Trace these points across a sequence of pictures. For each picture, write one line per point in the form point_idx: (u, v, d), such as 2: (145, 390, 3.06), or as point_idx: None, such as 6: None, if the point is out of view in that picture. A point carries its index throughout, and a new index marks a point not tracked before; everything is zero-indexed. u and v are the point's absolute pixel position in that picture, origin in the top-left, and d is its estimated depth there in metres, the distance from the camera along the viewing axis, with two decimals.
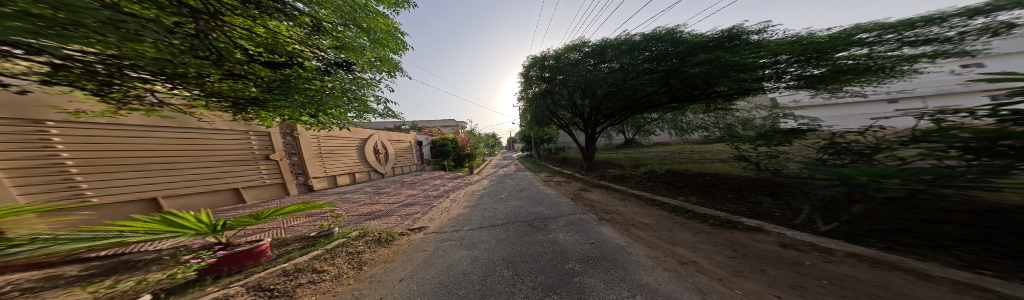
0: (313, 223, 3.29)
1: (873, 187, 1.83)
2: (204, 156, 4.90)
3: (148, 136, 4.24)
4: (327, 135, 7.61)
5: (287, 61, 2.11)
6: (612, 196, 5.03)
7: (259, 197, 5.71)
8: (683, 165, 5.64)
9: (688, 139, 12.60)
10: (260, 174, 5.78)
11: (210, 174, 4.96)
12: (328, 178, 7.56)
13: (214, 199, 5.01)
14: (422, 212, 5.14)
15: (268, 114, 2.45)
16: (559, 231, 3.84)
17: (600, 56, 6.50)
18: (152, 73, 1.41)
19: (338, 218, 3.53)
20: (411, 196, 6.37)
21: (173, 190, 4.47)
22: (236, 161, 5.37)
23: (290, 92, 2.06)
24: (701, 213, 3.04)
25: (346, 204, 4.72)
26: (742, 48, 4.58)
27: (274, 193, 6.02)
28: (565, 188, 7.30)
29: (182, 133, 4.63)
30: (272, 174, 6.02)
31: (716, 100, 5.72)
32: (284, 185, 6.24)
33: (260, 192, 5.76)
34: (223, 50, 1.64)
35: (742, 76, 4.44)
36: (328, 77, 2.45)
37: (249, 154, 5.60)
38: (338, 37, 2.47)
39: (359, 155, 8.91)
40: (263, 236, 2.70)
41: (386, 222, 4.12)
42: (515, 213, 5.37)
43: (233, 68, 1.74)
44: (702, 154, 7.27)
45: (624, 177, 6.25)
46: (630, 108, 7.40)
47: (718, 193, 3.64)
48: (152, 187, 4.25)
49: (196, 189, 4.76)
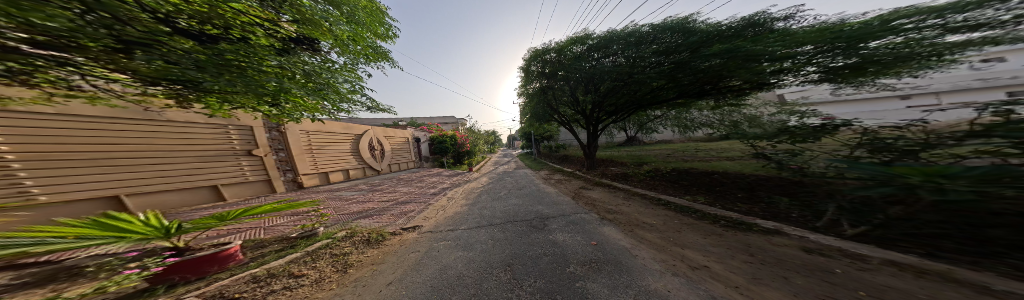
0: (296, 223, 3.08)
1: (927, 188, 1.56)
2: (177, 151, 4.68)
3: (110, 129, 3.97)
4: (317, 128, 7.41)
5: (224, 34, 1.79)
6: (614, 195, 4.86)
7: (241, 194, 5.56)
8: (688, 163, 5.48)
9: (692, 136, 12.30)
10: (242, 171, 5.65)
11: (182, 171, 4.74)
12: (320, 174, 7.39)
13: (189, 196, 4.81)
14: (417, 211, 4.97)
15: (217, 101, 2.07)
16: (559, 232, 3.72)
17: (605, 49, 6.26)
18: (29, 45, 1.04)
19: (325, 218, 3.35)
20: (407, 193, 6.18)
21: (145, 186, 4.29)
22: (213, 156, 5.20)
23: (217, 70, 1.63)
24: (709, 214, 2.84)
25: (338, 200, 4.56)
26: (763, 37, 4.23)
27: (261, 191, 5.91)
28: (565, 186, 7.13)
29: (149, 127, 4.37)
30: (256, 171, 5.89)
31: (726, 95, 5.50)
32: (269, 182, 6.12)
33: (244, 189, 5.62)
34: (116, 10, 1.22)
35: (762, 67, 4.13)
36: (280, 58, 2.12)
37: (224, 149, 5.39)
38: (301, 9, 2.25)
39: (353, 151, 8.75)
40: (240, 237, 2.51)
41: (378, 221, 3.94)
42: (514, 211, 5.22)
43: (143, 37, 1.35)
44: (706, 153, 7.07)
45: (626, 176, 6.04)
46: (633, 103, 7.17)
47: (726, 193, 3.45)
48: (114, 184, 3.99)
49: (171, 186, 4.59)
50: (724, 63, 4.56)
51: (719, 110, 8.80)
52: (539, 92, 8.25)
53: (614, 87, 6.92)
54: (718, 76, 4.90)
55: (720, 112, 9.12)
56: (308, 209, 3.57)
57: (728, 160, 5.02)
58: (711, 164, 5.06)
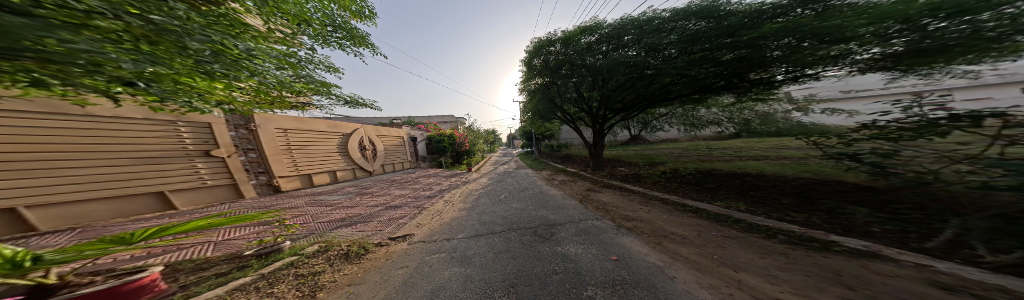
0: (253, 237, 2.47)
1: None
2: (110, 153, 3.72)
3: (8, 125, 2.93)
4: (298, 124, 6.86)
5: None
6: (628, 198, 4.40)
7: (200, 200, 4.71)
8: (707, 163, 5.03)
9: (698, 134, 11.92)
10: (200, 175, 4.71)
11: (119, 175, 3.79)
12: (301, 177, 6.77)
13: (132, 204, 3.90)
14: (410, 216, 4.49)
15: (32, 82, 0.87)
16: (569, 242, 3.26)
17: (616, 40, 5.86)
18: None
19: (291, 230, 2.81)
20: (400, 196, 5.69)
21: (67, 194, 3.34)
22: (160, 157, 4.23)
23: None
24: (757, 224, 2.33)
25: (320, 204, 4.03)
26: (830, 13, 3.34)
27: (224, 197, 5.06)
28: (571, 188, 6.68)
29: (74, 123, 3.40)
30: (217, 175, 4.98)
31: (753, 88, 5.04)
32: (236, 186, 5.27)
33: (202, 195, 4.74)
34: None
35: (813, 53, 3.50)
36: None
37: (174, 150, 4.40)
38: None
39: (343, 152, 8.23)
40: (174, 257, 1.92)
41: (363, 229, 3.42)
42: (516, 217, 4.75)
43: None
44: (722, 152, 6.64)
45: (638, 178, 5.57)
46: (645, 98, 6.75)
47: (767, 199, 2.97)
48: (30, 191, 3.07)
49: (104, 193, 3.65)
50: (757, 51, 4.11)
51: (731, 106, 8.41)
52: (543, 87, 7.88)
53: (626, 82, 6.44)
54: (753, 66, 4.40)
55: (732, 108, 8.71)
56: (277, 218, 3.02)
57: (754, 160, 4.56)
58: (734, 165, 4.59)
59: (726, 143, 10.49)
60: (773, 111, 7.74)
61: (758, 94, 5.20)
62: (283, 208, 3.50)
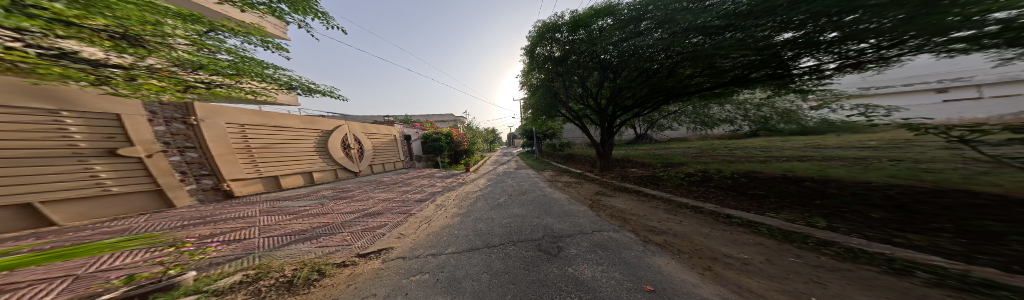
0: (134, 263, 1.64)
1: None
2: None
3: None
4: (262, 119, 6.22)
5: None
6: (647, 205, 3.74)
7: (106, 212, 3.75)
8: (739, 167, 4.41)
9: (709, 134, 11.26)
10: (102, 179, 3.72)
11: None
12: (266, 178, 6.11)
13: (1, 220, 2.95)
14: (391, 226, 3.81)
15: None
16: (582, 261, 2.58)
17: (635, 25, 5.25)
18: None
19: (196, 256, 1.88)
20: (385, 200, 5.03)
21: None
22: (41, 158, 3.21)
23: None
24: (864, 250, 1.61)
25: (280, 210, 3.32)
26: None
27: (144, 205, 4.13)
28: (577, 191, 6.04)
29: None
30: (129, 179, 3.99)
31: (796, 79, 4.43)
32: (159, 193, 4.32)
33: (106, 205, 3.77)
34: None
35: (900, 27, 2.65)
36: None
37: (56, 148, 3.35)
38: None
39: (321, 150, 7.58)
40: None
41: (325, 244, 2.73)
42: (517, 226, 4.08)
43: None
44: (746, 152, 5.98)
45: (654, 181, 4.87)
46: (661, 91, 6.16)
47: (846, 213, 2.28)
48: None
49: None
50: (809, 32, 3.49)
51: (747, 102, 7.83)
52: (547, 81, 7.26)
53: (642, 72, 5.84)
54: (807, 49, 3.74)
55: (749, 105, 8.07)
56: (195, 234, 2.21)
57: (798, 164, 3.90)
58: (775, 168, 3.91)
59: (741, 142, 9.82)
60: (794, 108, 7.13)
61: (799, 83, 4.55)
62: (228, 217, 2.80)
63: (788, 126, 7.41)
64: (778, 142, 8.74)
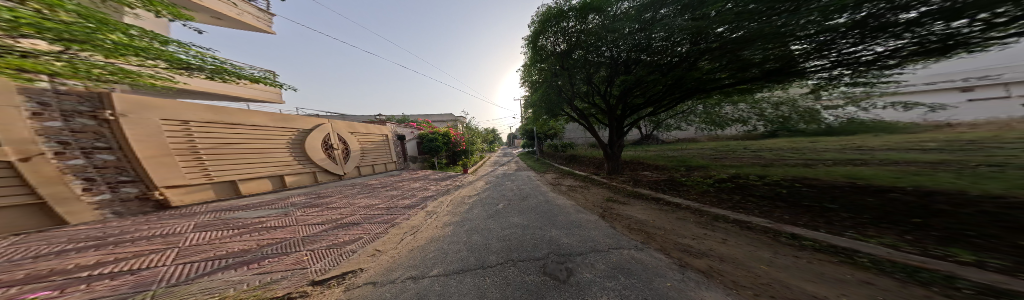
0: None
1: None
2: None
3: None
4: (216, 115, 5.07)
5: None
6: (673, 216, 3.11)
7: None
8: (778, 175, 3.80)
9: (719, 134, 10.71)
10: None
11: None
12: (229, 183, 5.15)
13: None
14: (366, 241, 3.18)
15: None
16: (600, 290, 1.98)
17: (656, 12, 4.70)
18: None
19: None
20: (367, 207, 4.43)
21: None
22: None
23: None
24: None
25: (224, 224, 2.69)
26: None
27: (26, 224, 2.78)
28: (584, 196, 5.45)
29: None
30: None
31: (852, 68, 3.81)
32: (46, 206, 2.91)
33: None
34: None
35: None
36: None
37: None
38: None
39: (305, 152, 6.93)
40: None
41: (270, 270, 2.10)
42: (518, 239, 3.47)
43: None
44: (772, 156, 5.37)
45: (674, 187, 4.24)
46: (679, 87, 5.64)
47: (970, 239, 1.66)
48: None
49: None
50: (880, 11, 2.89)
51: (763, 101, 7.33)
52: (552, 74, 6.72)
53: (657, 68, 5.44)
54: (871, 35, 3.16)
55: (767, 103, 7.50)
56: (66, 267, 1.57)
57: (856, 172, 3.27)
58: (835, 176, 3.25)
59: (755, 144, 9.24)
60: (814, 106, 6.72)
61: (856, 74, 3.93)
62: (145, 234, 2.17)
63: (810, 126, 6.84)
64: (798, 144, 8.16)
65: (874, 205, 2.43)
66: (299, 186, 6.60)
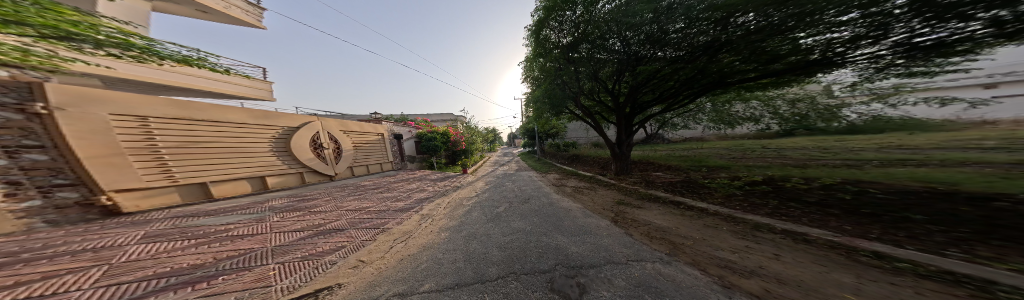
0: None
1: None
2: None
3: None
4: (182, 110, 4.54)
5: None
6: (700, 222, 2.70)
7: None
8: (815, 178, 3.38)
9: (730, 133, 10.24)
10: None
11: None
12: (196, 186, 4.67)
13: None
14: (348, 252, 2.78)
15: None
16: None
17: None
18: None
19: None
20: (356, 211, 4.04)
21: None
22: None
23: None
24: None
25: (181, 234, 2.31)
26: None
27: None
28: (592, 199, 5.05)
29: None
30: None
31: (911, 57, 3.29)
32: None
33: None
34: None
35: None
36: None
37: None
38: None
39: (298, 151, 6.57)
40: None
41: (221, 290, 1.71)
42: (521, 248, 3.07)
43: None
44: (796, 158, 4.98)
45: (693, 190, 3.83)
46: (699, 80, 5.30)
47: None
48: None
49: None
50: None
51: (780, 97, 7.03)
52: (557, 68, 6.39)
53: (674, 61, 5.10)
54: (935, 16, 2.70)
55: (785, 100, 7.11)
56: None
57: (919, 175, 2.83)
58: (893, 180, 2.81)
59: (770, 143, 8.75)
60: (836, 103, 6.32)
61: (917, 65, 3.38)
62: (74, 249, 1.85)
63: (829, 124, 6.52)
64: (817, 143, 7.67)
65: (957, 213, 1.99)
66: (283, 188, 6.16)
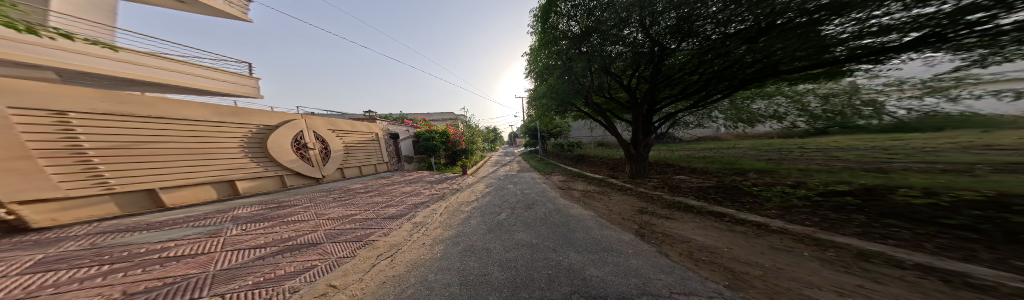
0: None
1: None
2: None
3: None
4: (120, 104, 3.88)
5: None
6: (762, 243, 2.07)
7: None
8: (894, 189, 2.73)
9: (751, 132, 9.48)
10: None
11: None
12: (141, 193, 3.99)
13: None
14: (319, 271, 2.23)
15: None
16: None
17: None
18: None
19: None
20: (336, 218, 3.50)
21: None
22: None
23: None
24: None
25: (97, 257, 1.68)
26: None
27: None
28: (606, 206, 4.46)
29: None
30: None
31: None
32: None
33: None
34: None
35: None
36: None
37: None
38: None
39: (277, 152, 6.06)
40: None
41: None
42: (524, 269, 2.48)
43: None
44: (848, 163, 4.33)
45: (734, 199, 3.25)
46: (729, 75, 4.83)
47: None
48: None
49: None
50: None
51: (815, 93, 6.51)
52: (563, 62, 5.81)
53: (707, 51, 4.56)
54: None
55: (818, 98, 6.55)
56: None
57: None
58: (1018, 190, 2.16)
59: (797, 143, 7.99)
60: (878, 98, 5.47)
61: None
62: None
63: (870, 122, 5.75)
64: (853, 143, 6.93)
65: None
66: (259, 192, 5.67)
